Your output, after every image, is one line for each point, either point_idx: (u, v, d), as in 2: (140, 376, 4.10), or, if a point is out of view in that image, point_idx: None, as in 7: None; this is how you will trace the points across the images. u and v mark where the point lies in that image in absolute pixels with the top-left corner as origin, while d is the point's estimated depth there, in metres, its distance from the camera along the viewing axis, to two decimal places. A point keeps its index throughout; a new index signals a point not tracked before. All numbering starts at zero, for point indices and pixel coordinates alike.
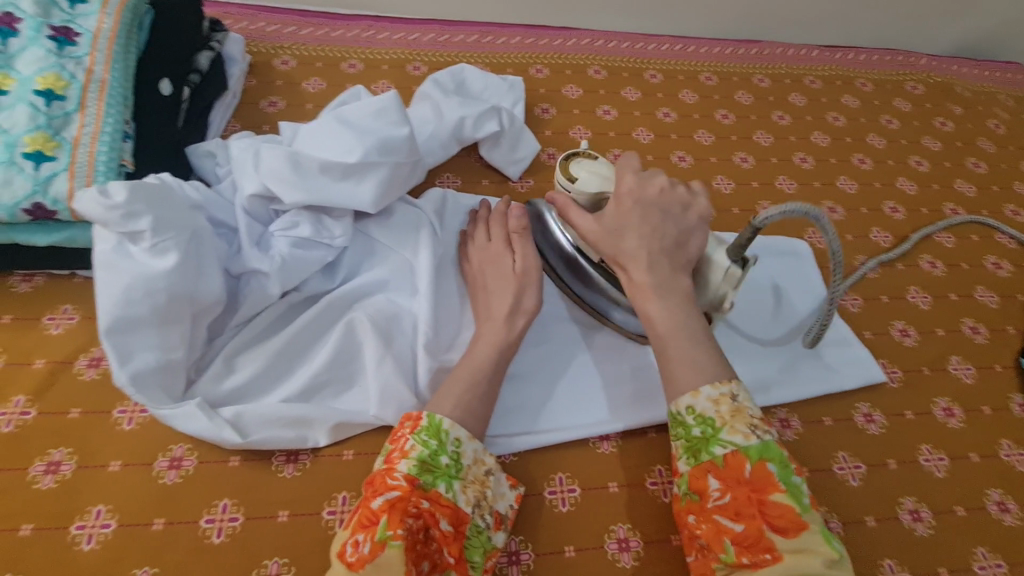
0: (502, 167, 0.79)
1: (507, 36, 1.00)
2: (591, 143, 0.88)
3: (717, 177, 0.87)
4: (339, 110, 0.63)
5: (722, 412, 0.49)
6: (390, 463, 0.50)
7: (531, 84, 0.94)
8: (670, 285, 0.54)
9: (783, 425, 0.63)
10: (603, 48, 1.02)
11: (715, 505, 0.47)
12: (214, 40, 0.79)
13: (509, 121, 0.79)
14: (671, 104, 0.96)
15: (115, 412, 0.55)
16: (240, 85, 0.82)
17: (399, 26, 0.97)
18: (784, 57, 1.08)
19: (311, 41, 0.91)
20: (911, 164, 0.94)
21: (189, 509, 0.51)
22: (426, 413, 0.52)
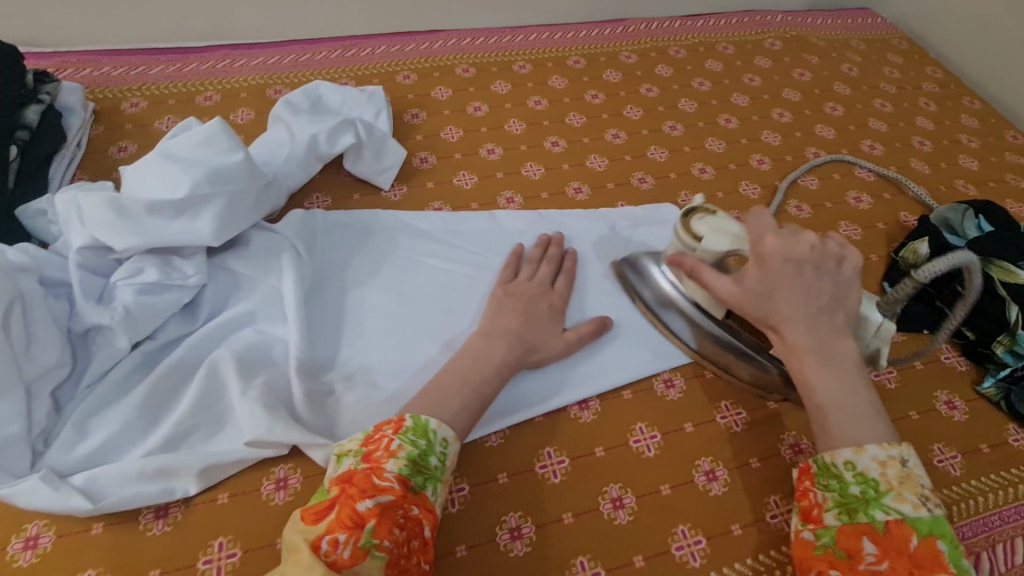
0: (370, 178, 0.79)
1: (372, 47, 0.99)
2: (463, 141, 0.87)
3: (592, 156, 0.88)
4: (166, 142, 0.62)
5: (891, 477, 0.51)
6: (374, 462, 0.49)
7: (398, 92, 0.93)
8: (830, 348, 0.56)
9: (667, 385, 0.66)
10: (469, 47, 1.02)
11: (871, 568, 0.47)
12: (43, 92, 0.75)
13: (367, 132, 0.79)
14: (542, 92, 0.97)
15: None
16: (84, 136, 0.79)
17: (256, 51, 0.95)
18: (649, 32, 1.11)
19: (162, 79, 0.88)
20: (774, 117, 0.98)
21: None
22: (410, 414, 0.53)
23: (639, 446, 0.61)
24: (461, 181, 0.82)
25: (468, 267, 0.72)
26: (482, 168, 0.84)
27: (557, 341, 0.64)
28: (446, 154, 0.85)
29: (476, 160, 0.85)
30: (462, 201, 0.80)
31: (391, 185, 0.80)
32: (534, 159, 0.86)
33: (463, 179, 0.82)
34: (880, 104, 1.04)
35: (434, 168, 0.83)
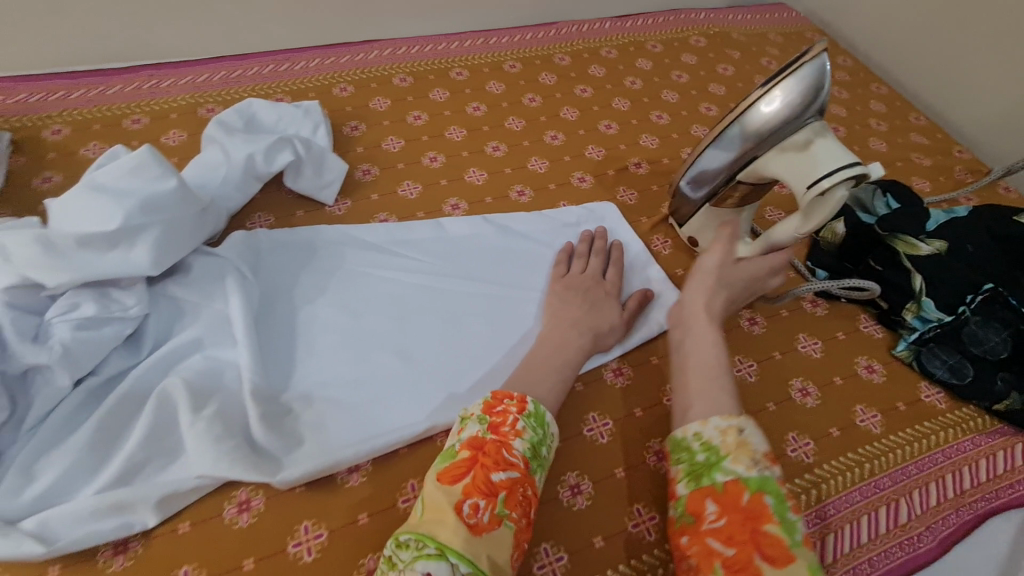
0: (476, 147, 0.90)
1: (569, 27, 1.13)
2: (632, 110, 1.00)
3: (644, 136, 0.95)
4: (236, 106, 0.78)
5: (727, 442, 0.53)
6: (502, 435, 0.53)
7: (562, 72, 1.05)
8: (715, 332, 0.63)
9: (750, 322, 0.73)
10: (654, 26, 1.18)
11: (709, 527, 0.49)
12: None
13: (305, 147, 0.75)
14: (715, 79, 1.09)
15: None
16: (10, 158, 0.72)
17: (444, 38, 1.06)
18: (704, 20, 1.21)
19: (357, 66, 0.98)
20: (911, 121, 1.10)
21: (273, 539, 0.53)
22: (530, 399, 0.56)
23: (801, 397, 0.67)
24: (592, 154, 0.91)
25: (525, 261, 0.76)
26: (586, 143, 0.93)
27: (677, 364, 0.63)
28: (515, 142, 0.91)
29: (651, 125, 0.98)
30: (620, 165, 0.90)
31: (534, 159, 0.89)
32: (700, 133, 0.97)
33: (648, 140, 0.95)
34: (916, 118, 1.10)
35: (619, 133, 0.95)
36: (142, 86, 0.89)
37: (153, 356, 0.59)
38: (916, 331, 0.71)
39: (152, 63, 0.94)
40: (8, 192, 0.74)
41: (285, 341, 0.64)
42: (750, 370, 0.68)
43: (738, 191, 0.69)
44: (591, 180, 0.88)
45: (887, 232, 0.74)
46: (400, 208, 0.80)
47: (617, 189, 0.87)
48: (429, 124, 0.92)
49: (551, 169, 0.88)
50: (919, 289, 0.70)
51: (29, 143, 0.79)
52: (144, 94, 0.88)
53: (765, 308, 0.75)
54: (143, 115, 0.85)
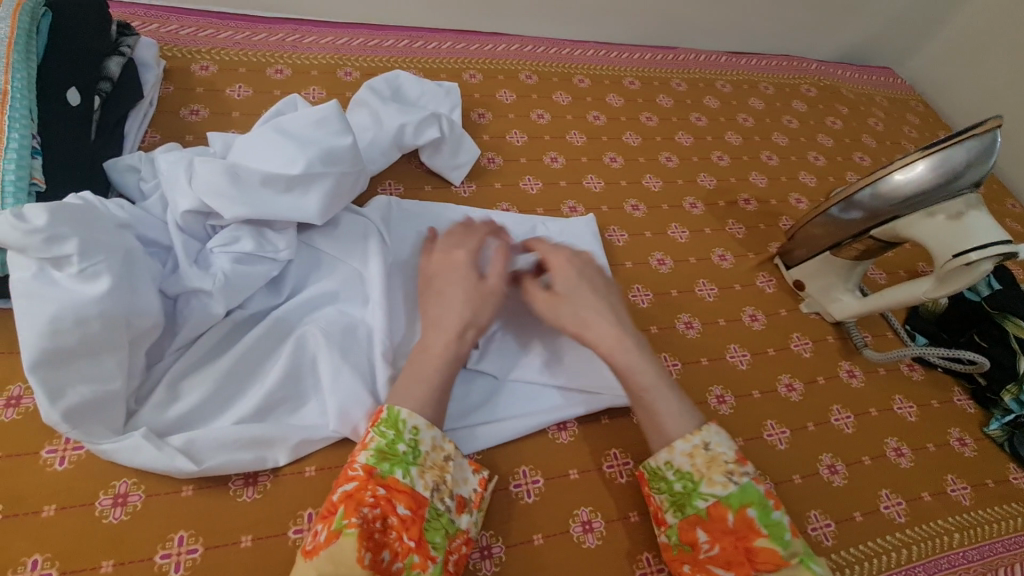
0: (594, 155, 0.91)
1: (687, 55, 1.15)
2: (744, 146, 1.01)
3: (753, 173, 0.97)
4: (388, 75, 0.80)
5: (698, 465, 0.52)
6: (352, 453, 0.51)
7: (678, 97, 1.06)
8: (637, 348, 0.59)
9: (849, 374, 0.74)
10: (768, 68, 1.19)
11: (706, 554, 0.51)
12: (125, 45, 0.72)
13: (450, 127, 0.77)
14: (824, 130, 1.10)
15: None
16: (156, 94, 0.76)
17: (569, 43, 1.09)
18: (815, 71, 1.23)
19: (486, 55, 1.00)
20: (1009, 206, 1.10)
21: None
22: (386, 405, 0.53)
23: (895, 456, 0.68)
24: (704, 181, 0.93)
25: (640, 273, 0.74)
26: (698, 170, 0.94)
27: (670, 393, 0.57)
28: (631, 157, 0.93)
29: (761, 164, 0.99)
30: (730, 197, 0.92)
31: (649, 176, 0.91)
32: (806, 181, 0.99)
33: (757, 178, 0.96)
34: (1012, 205, 1.11)
35: (730, 166, 0.97)
36: (286, 39, 0.91)
37: (293, 301, 0.60)
38: (1011, 412, 0.72)
39: (295, 18, 0.96)
40: (157, 116, 0.75)
41: (408, 306, 0.65)
42: (847, 421, 0.69)
43: (866, 245, 0.70)
44: (703, 207, 0.89)
45: (998, 310, 0.74)
46: (521, 201, 0.82)
47: (726, 220, 0.88)
48: (551, 125, 0.93)
49: (664, 189, 0.90)
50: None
51: (178, 74, 0.81)
52: (286, 47, 0.90)
53: (865, 363, 0.75)
54: (286, 67, 0.87)
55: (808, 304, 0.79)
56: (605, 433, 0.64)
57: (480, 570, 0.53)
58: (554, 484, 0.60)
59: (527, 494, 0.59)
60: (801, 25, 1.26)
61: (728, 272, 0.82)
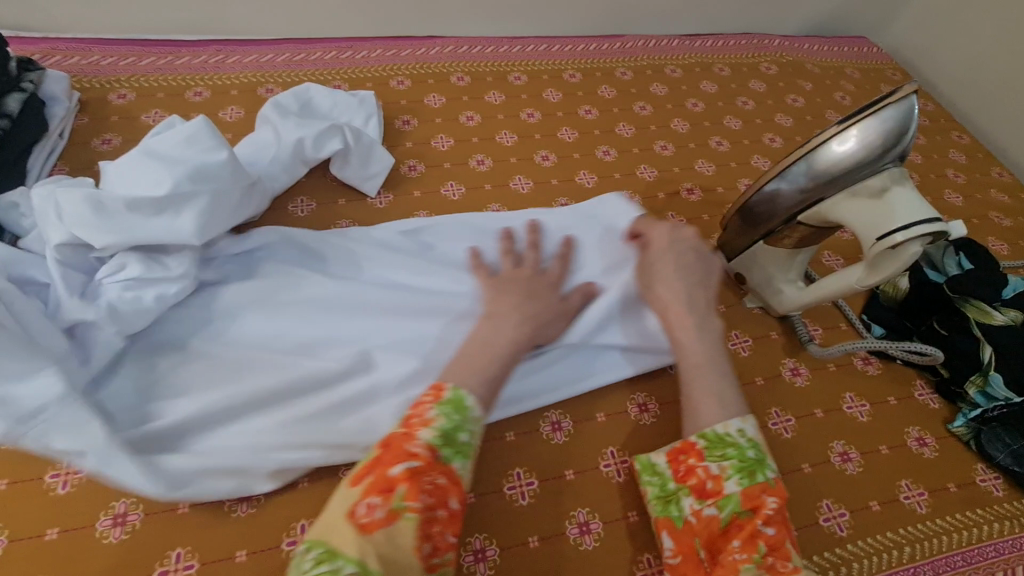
0: (524, 155, 0.87)
1: (635, 42, 1.10)
2: (692, 133, 0.96)
3: (700, 161, 0.91)
4: (295, 89, 0.79)
5: (760, 437, 0.55)
6: (410, 426, 0.48)
7: (622, 86, 1.02)
8: (705, 322, 0.61)
9: (793, 372, 0.68)
10: (724, 49, 1.13)
11: (764, 518, 0.49)
12: (27, 81, 0.72)
13: (354, 138, 0.75)
14: (783, 109, 1.03)
15: (46, 478, 0.53)
16: (67, 126, 0.76)
17: (506, 40, 1.05)
18: (777, 47, 1.16)
19: (416, 60, 0.98)
20: (995, 176, 1.02)
21: (268, 535, 0.52)
22: (450, 385, 0.51)
23: (840, 462, 0.62)
24: (643, 173, 0.88)
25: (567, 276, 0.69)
26: (639, 162, 0.89)
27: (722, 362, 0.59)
28: (565, 153, 0.89)
29: (709, 150, 0.93)
30: (672, 188, 0.87)
31: (583, 172, 0.87)
32: (759, 165, 0.93)
33: (704, 166, 0.90)
34: (999, 174, 1.02)
35: (675, 155, 0.91)
36: (208, 60, 0.90)
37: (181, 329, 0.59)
38: (978, 407, 0.65)
39: (221, 38, 0.95)
40: (68, 149, 0.76)
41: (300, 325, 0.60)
42: (787, 425, 0.64)
43: (798, 231, 0.65)
44: (640, 202, 0.84)
45: (959, 295, 0.67)
46: (441, 208, 0.79)
47: (665, 214, 0.83)
48: (481, 126, 0.90)
49: (598, 185, 0.85)
50: (987, 363, 0.64)
51: (94, 104, 0.81)
52: (207, 68, 0.89)
53: (812, 359, 0.69)
54: (206, 88, 0.87)
55: (750, 297, 0.74)
56: (509, 451, 0.60)
57: None
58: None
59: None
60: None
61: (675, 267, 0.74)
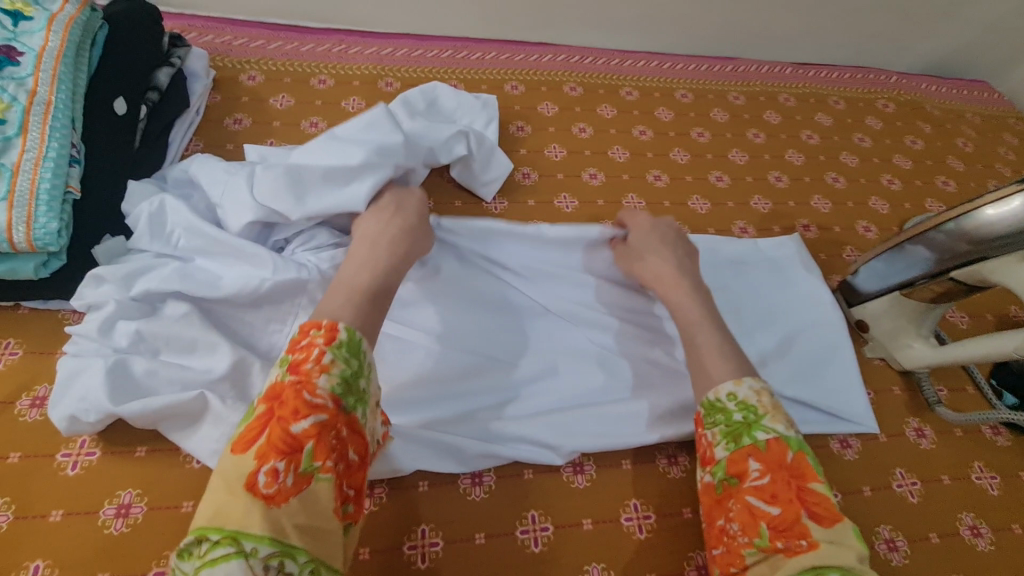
0: (637, 174, 0.86)
1: (749, 66, 1.07)
2: (807, 166, 0.92)
3: (815, 197, 0.88)
4: (424, 86, 0.79)
5: (765, 403, 0.50)
6: (303, 373, 0.42)
7: (735, 111, 0.99)
8: (696, 287, 0.60)
9: (918, 434, 0.65)
10: (840, 81, 1.09)
11: (752, 485, 0.46)
12: (175, 57, 0.74)
13: (478, 143, 0.74)
14: (902, 150, 0.99)
15: (181, 452, 0.52)
16: (203, 103, 0.78)
17: (618, 53, 1.03)
18: (895, 84, 1.11)
19: (531, 66, 0.97)
20: None
21: (391, 536, 0.52)
22: (342, 325, 0.45)
23: (970, 536, 0.58)
24: (757, 205, 0.85)
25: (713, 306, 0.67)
26: (753, 191, 0.87)
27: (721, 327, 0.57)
28: (678, 175, 0.87)
29: (825, 186, 0.90)
30: (788, 223, 0.84)
31: (696, 197, 0.85)
32: (877, 206, 0.89)
33: (820, 202, 0.87)
34: None
35: (790, 188, 0.88)
36: (332, 49, 0.91)
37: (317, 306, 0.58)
38: None
39: (342, 28, 0.96)
40: (202, 125, 0.77)
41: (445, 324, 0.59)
42: (913, 489, 0.60)
43: (945, 288, 0.62)
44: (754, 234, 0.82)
45: None
46: (555, 220, 0.78)
47: None
48: (594, 139, 0.89)
49: (712, 212, 0.83)
50: None
51: (226, 83, 0.83)
52: (330, 57, 0.90)
53: (938, 422, 0.66)
54: (329, 77, 0.88)
55: (871, 346, 0.71)
56: (626, 481, 0.58)
57: None
58: (566, 533, 0.54)
59: (535, 543, 0.54)
60: (882, 32, 1.15)
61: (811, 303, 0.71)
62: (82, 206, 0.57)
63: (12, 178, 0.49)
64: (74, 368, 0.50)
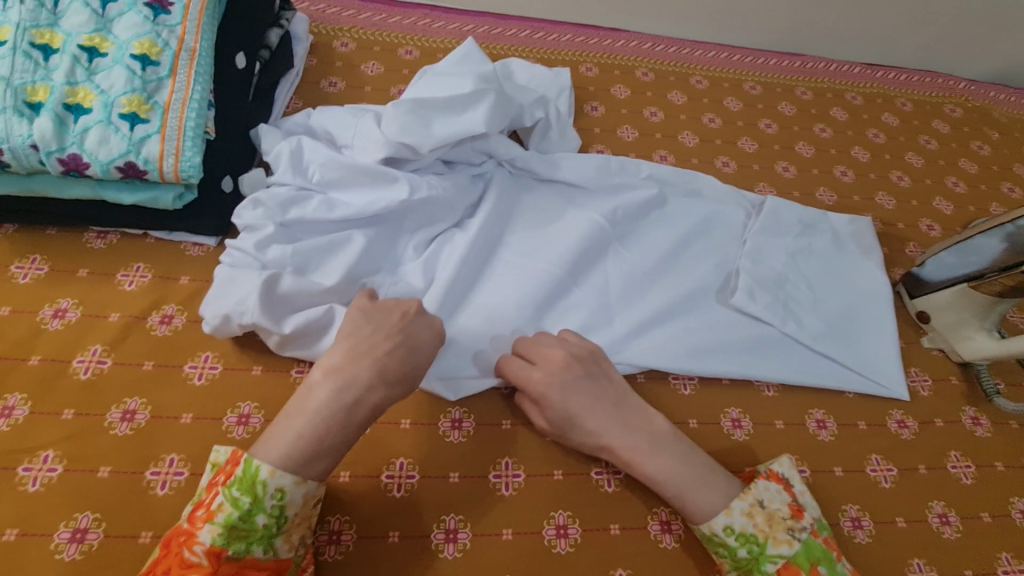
0: (706, 160, 0.89)
1: (816, 62, 1.08)
2: (872, 163, 0.94)
3: (879, 193, 0.90)
4: (505, 62, 0.85)
5: (760, 526, 0.50)
6: (193, 524, 0.44)
7: (802, 106, 1.01)
8: (623, 411, 0.55)
9: (974, 421, 0.67)
10: (908, 83, 1.10)
11: None
12: (283, 19, 0.79)
13: (556, 113, 0.79)
14: (968, 154, 1.00)
15: (292, 372, 0.57)
16: (302, 65, 0.84)
17: (689, 43, 1.05)
18: (964, 89, 1.11)
19: (604, 50, 1.00)
20: None
21: (478, 464, 0.56)
22: (241, 458, 0.45)
23: (1022, 519, 0.61)
24: (823, 196, 0.88)
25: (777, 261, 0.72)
26: (819, 184, 0.89)
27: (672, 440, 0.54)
28: (745, 163, 0.90)
29: (889, 183, 0.92)
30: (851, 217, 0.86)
31: (762, 185, 0.87)
32: (941, 207, 0.90)
33: (885, 199, 0.89)
34: None
35: (855, 183, 0.90)
36: (418, 22, 0.95)
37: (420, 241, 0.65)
38: None
39: (426, 4, 1.01)
40: (301, 85, 0.83)
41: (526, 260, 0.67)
42: (967, 471, 0.63)
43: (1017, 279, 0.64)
44: None
45: None
46: None
47: None
48: (665, 123, 0.92)
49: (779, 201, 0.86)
50: None
51: (322, 48, 0.88)
52: (415, 29, 0.94)
53: (995, 413, 0.68)
54: (415, 49, 0.92)
55: (931, 337, 0.72)
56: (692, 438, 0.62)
57: (556, 548, 0.53)
58: (639, 479, 0.57)
59: (608, 483, 0.57)
60: (953, 35, 1.15)
61: (865, 285, 0.74)
62: (212, 147, 0.62)
63: (164, 116, 0.55)
64: (226, 277, 0.56)
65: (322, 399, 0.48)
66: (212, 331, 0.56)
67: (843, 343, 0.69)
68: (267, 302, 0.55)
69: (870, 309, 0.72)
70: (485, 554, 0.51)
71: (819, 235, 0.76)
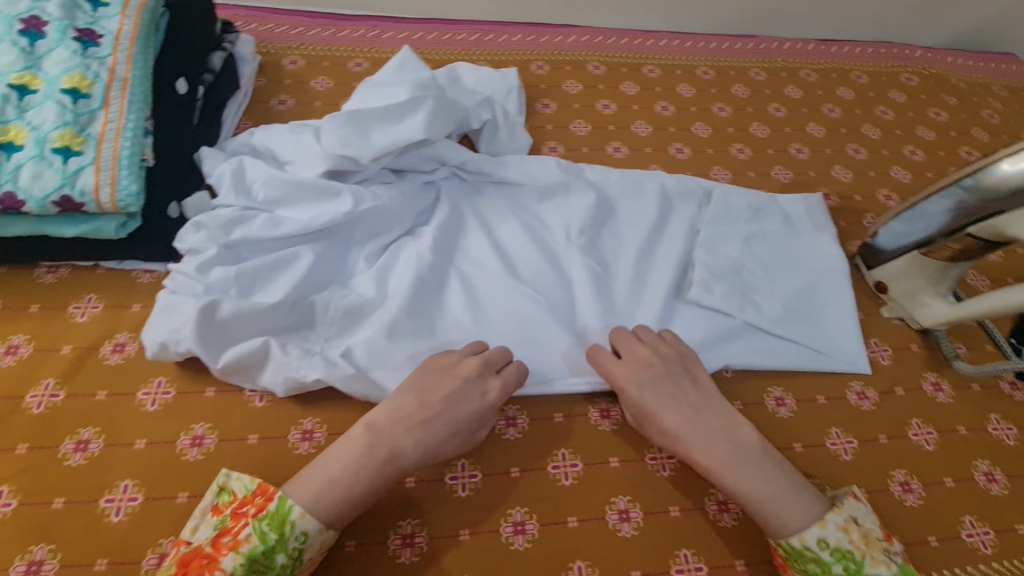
0: (659, 148, 0.89)
1: (769, 42, 1.09)
2: (828, 138, 0.94)
3: (836, 168, 0.90)
4: (452, 67, 0.85)
5: (857, 543, 0.50)
6: (216, 548, 0.46)
7: (756, 87, 1.01)
8: (704, 423, 0.56)
9: (935, 388, 0.67)
10: (863, 55, 1.10)
11: None
12: (226, 42, 0.80)
13: (503, 113, 0.79)
14: (925, 122, 1.00)
15: (245, 390, 0.58)
16: (250, 85, 0.84)
17: (640, 33, 1.06)
18: (920, 57, 1.11)
19: (555, 47, 1.00)
20: None
21: (433, 468, 0.56)
22: (279, 494, 0.48)
23: (986, 481, 0.61)
24: (778, 175, 0.88)
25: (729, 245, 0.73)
26: (774, 163, 0.89)
27: (753, 453, 0.54)
28: (699, 148, 0.90)
29: (845, 157, 0.92)
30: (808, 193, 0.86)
31: (717, 169, 0.88)
32: (898, 176, 0.90)
33: (841, 172, 0.89)
34: None
35: (811, 159, 0.91)
36: (366, 34, 0.96)
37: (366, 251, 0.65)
38: None
39: (374, 15, 1.01)
40: (249, 106, 0.83)
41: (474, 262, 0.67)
42: (928, 438, 0.63)
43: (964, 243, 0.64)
44: None
45: None
46: None
47: None
48: (617, 115, 0.92)
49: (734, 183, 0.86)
50: None
51: (270, 68, 0.88)
52: (364, 41, 0.95)
53: (956, 377, 0.68)
54: (364, 60, 0.93)
55: (889, 307, 0.73)
56: None
57: (513, 544, 0.53)
58: (596, 470, 0.58)
59: (565, 476, 0.57)
60: (905, 5, 1.15)
61: (819, 260, 0.74)
62: (154, 174, 0.63)
63: (97, 147, 0.55)
64: (168, 303, 0.56)
65: (357, 451, 0.51)
66: (159, 356, 0.57)
67: (799, 320, 0.69)
68: (210, 324, 0.56)
69: (826, 284, 0.72)
70: (443, 556, 0.52)
71: (772, 214, 0.77)
